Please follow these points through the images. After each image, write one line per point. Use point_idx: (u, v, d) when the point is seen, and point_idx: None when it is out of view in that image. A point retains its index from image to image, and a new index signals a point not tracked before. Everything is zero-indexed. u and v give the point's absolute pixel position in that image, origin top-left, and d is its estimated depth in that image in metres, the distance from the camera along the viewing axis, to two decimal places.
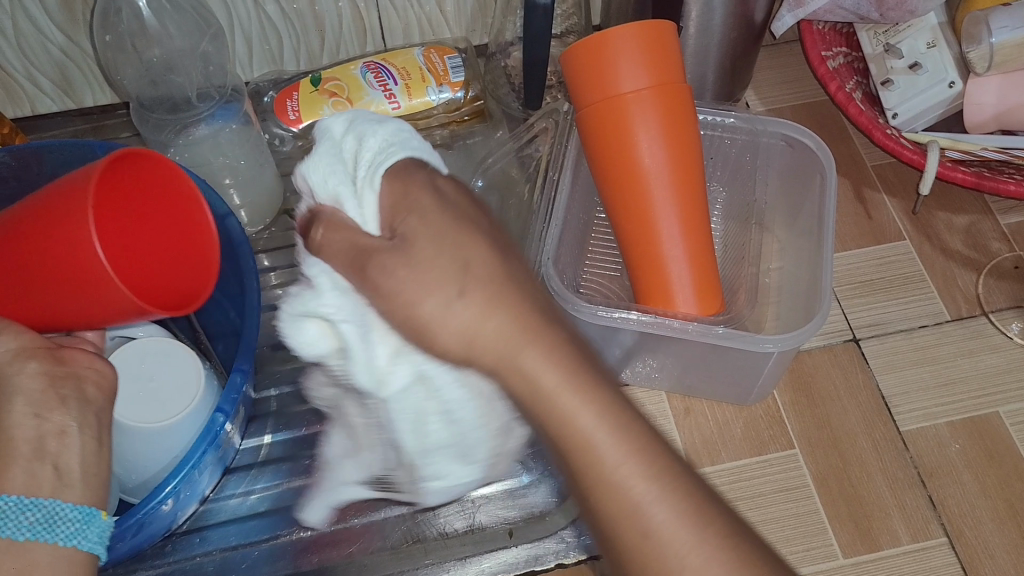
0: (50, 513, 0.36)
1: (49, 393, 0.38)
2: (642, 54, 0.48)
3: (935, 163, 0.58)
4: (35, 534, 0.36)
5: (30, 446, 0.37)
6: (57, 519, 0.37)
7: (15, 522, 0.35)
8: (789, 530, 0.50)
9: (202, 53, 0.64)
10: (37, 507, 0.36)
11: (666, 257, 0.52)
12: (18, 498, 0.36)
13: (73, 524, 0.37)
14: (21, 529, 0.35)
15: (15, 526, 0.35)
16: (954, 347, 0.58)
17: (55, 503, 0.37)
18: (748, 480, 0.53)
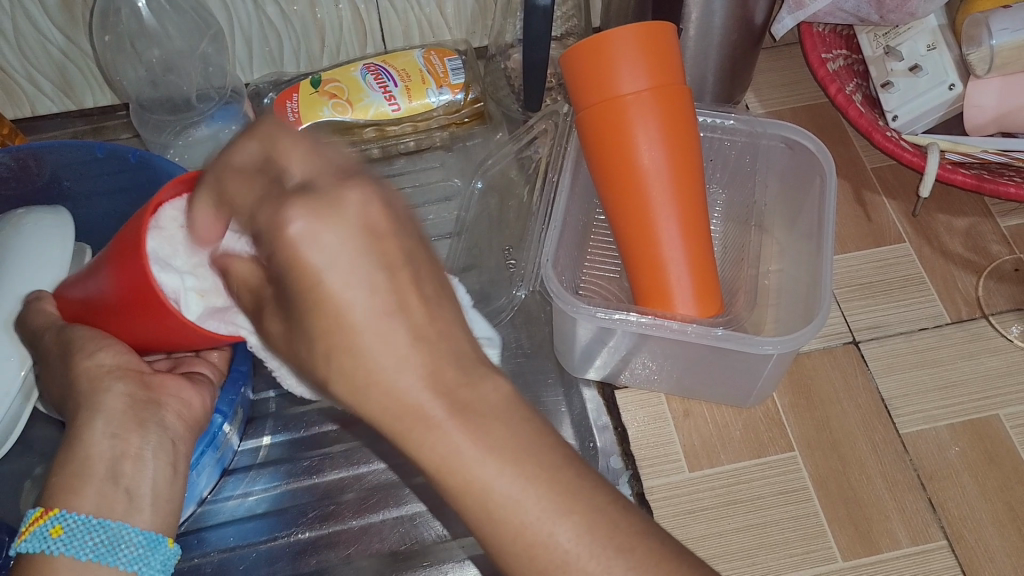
0: (115, 536, 0.37)
1: (128, 414, 0.41)
2: (640, 56, 0.48)
3: (935, 165, 0.57)
4: (99, 556, 0.37)
5: (102, 468, 0.39)
6: (121, 542, 0.38)
7: (80, 541, 0.37)
8: (725, 547, 0.50)
9: (202, 54, 0.65)
10: (103, 529, 0.37)
11: (666, 259, 0.52)
12: (87, 518, 0.37)
13: (138, 549, 0.38)
14: (85, 549, 0.37)
15: (79, 546, 0.37)
16: (954, 350, 0.58)
17: (121, 527, 0.38)
18: (683, 494, 0.52)
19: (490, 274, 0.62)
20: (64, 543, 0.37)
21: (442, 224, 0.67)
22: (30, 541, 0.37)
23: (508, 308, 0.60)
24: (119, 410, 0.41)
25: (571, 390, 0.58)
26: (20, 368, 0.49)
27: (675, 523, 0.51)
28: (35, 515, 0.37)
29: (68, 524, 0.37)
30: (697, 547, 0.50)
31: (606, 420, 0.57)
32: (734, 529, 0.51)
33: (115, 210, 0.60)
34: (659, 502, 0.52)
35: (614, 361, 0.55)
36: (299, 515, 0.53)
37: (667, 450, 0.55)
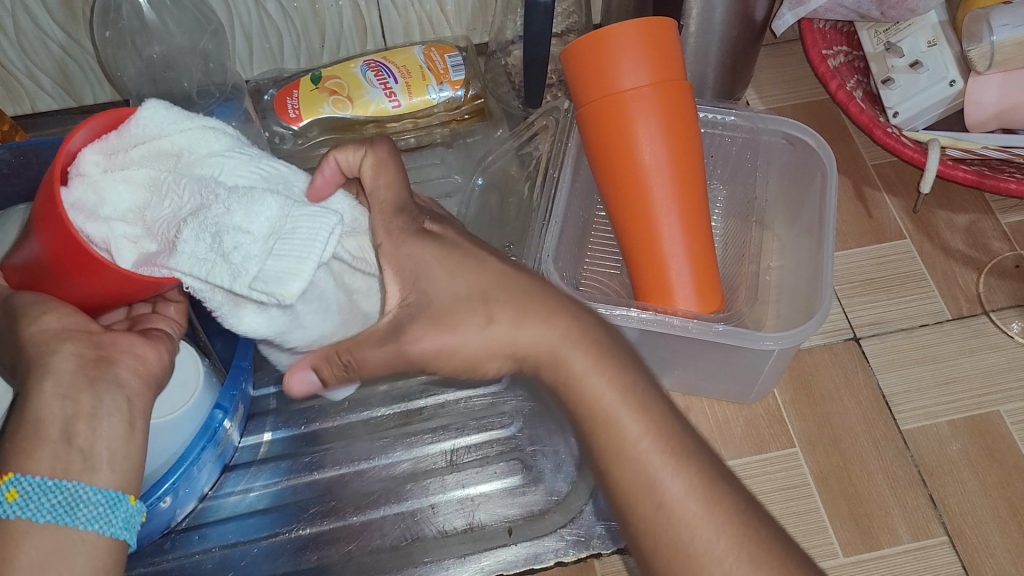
0: (74, 496, 0.37)
1: (79, 375, 0.39)
2: (641, 51, 0.48)
3: (936, 161, 0.57)
4: (56, 517, 0.36)
5: (56, 430, 0.38)
6: (79, 502, 0.37)
7: (37, 503, 0.36)
8: (815, 522, 0.51)
9: (202, 50, 0.65)
10: (59, 490, 0.36)
11: (667, 254, 0.52)
12: (41, 481, 0.36)
13: (96, 508, 0.37)
14: (41, 511, 0.36)
15: (36, 508, 0.36)
16: (955, 346, 0.58)
17: (77, 487, 0.37)
18: (780, 470, 0.53)
19: None
20: (20, 507, 0.36)
21: None
22: None
23: None
24: (69, 371, 0.39)
25: None
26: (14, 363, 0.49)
27: (779, 500, 0.52)
28: None
29: (23, 487, 0.36)
30: (798, 522, 0.51)
31: None
32: (784, 514, 0.51)
33: None
34: (755, 479, 0.53)
35: None
36: (300, 511, 0.53)
37: None
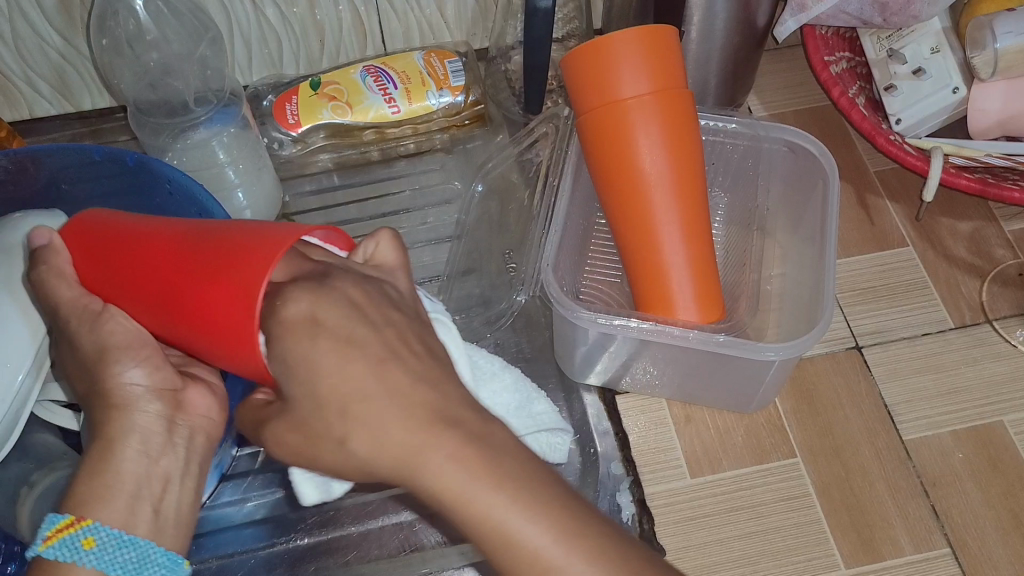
0: (143, 555, 0.34)
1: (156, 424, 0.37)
2: (642, 59, 0.47)
3: (939, 169, 0.57)
4: (127, 575, 0.34)
5: (131, 485, 0.35)
6: (147, 561, 0.34)
7: (110, 557, 0.34)
8: (724, 555, 0.50)
9: (199, 57, 0.64)
10: (133, 547, 0.34)
11: (668, 264, 0.51)
12: (120, 534, 0.34)
13: (161, 570, 0.35)
14: (115, 565, 0.34)
15: (111, 561, 0.34)
16: (958, 355, 0.58)
17: (149, 545, 0.34)
18: (684, 502, 0.52)
19: (490, 278, 0.62)
20: (96, 558, 0.33)
21: (441, 227, 0.67)
22: (57, 549, 0.33)
23: (508, 312, 0.59)
24: (155, 430, 0.36)
25: (571, 395, 0.58)
26: (16, 374, 0.46)
27: (677, 531, 0.51)
28: (63, 521, 0.34)
29: (101, 537, 0.34)
30: (697, 554, 0.50)
31: (607, 426, 0.56)
32: (736, 536, 0.50)
33: None
34: (673, 506, 0.52)
35: (616, 366, 0.55)
36: (297, 521, 0.53)
37: (668, 456, 0.54)
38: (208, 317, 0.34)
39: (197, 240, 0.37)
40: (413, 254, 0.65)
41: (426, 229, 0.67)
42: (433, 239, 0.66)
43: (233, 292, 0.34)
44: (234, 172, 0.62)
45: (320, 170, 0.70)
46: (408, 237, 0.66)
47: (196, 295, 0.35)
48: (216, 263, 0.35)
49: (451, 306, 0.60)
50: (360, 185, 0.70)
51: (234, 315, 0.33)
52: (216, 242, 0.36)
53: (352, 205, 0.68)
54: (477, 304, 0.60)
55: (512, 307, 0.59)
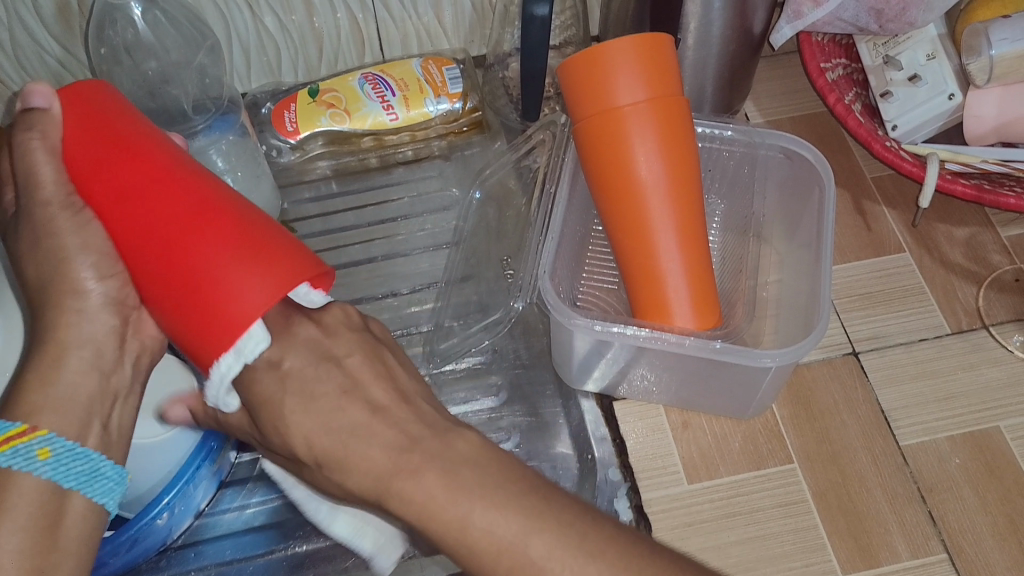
0: (94, 469, 0.41)
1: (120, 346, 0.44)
2: (638, 67, 0.48)
3: (935, 175, 0.57)
4: (80, 484, 0.40)
5: (85, 399, 0.42)
6: (97, 474, 0.41)
7: (65, 468, 0.39)
8: (722, 560, 0.50)
9: (198, 66, 0.64)
10: (84, 460, 0.40)
11: (665, 271, 0.51)
12: (71, 447, 0.40)
13: (108, 483, 0.41)
14: (68, 476, 0.39)
15: (65, 471, 0.39)
16: (955, 360, 0.58)
17: (98, 461, 0.41)
18: (681, 507, 0.52)
19: (489, 284, 0.62)
20: (54, 467, 0.39)
21: (440, 235, 0.67)
22: (15, 456, 0.38)
23: (505, 320, 0.59)
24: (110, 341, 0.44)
25: (569, 401, 0.58)
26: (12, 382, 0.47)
27: (675, 537, 0.51)
28: (17, 431, 0.38)
29: (55, 449, 0.39)
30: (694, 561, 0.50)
31: (604, 432, 0.57)
32: (733, 542, 0.50)
33: None
34: (672, 511, 0.52)
35: (613, 373, 0.55)
36: (296, 527, 0.53)
37: (666, 462, 0.54)
38: (201, 267, 0.39)
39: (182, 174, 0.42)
40: (410, 261, 0.66)
41: (425, 236, 0.67)
42: (430, 245, 0.67)
43: (236, 259, 0.40)
44: (234, 179, 0.62)
45: (318, 177, 0.70)
46: (405, 243, 0.67)
47: (195, 229, 0.40)
48: (216, 220, 0.40)
49: (449, 313, 0.61)
50: (358, 192, 0.70)
51: (226, 274, 0.39)
52: (226, 209, 0.41)
53: (350, 213, 0.69)
54: (475, 311, 0.60)
55: (510, 314, 0.59)
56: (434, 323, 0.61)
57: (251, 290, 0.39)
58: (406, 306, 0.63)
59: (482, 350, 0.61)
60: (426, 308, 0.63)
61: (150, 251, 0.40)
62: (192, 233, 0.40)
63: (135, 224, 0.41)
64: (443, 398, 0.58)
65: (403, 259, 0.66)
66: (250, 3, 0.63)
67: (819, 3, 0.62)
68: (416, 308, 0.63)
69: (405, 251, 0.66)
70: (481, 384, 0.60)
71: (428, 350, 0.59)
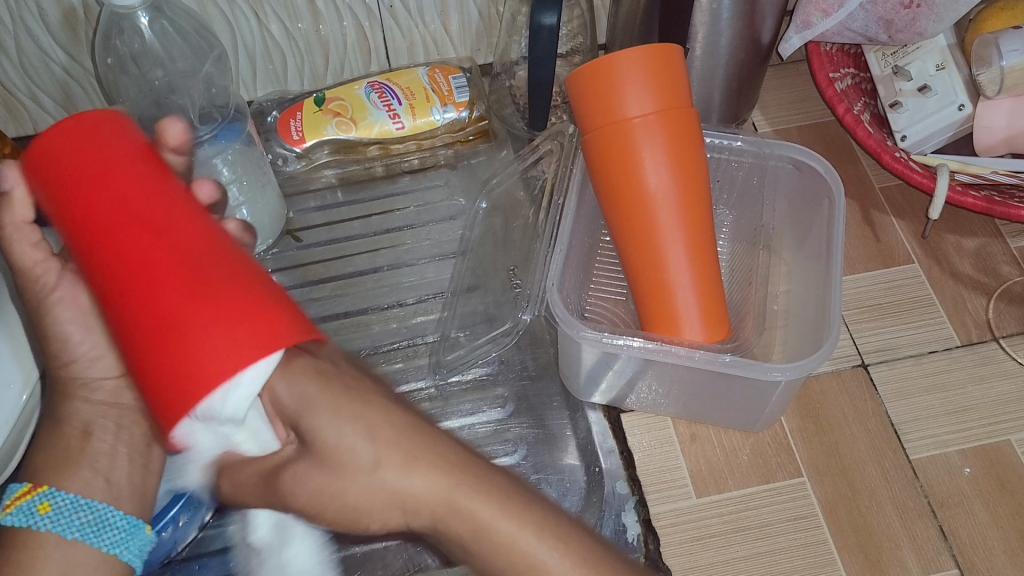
0: (101, 517, 0.43)
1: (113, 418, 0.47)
2: (647, 79, 0.47)
3: (945, 187, 0.57)
4: (84, 535, 0.42)
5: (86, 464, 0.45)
6: (108, 524, 0.43)
7: (67, 520, 0.42)
8: None
9: (205, 75, 0.63)
10: (90, 510, 0.43)
11: (673, 283, 0.51)
12: (74, 499, 0.43)
13: (120, 533, 0.43)
14: (71, 528, 0.42)
15: (66, 524, 0.42)
16: (965, 373, 0.57)
17: (107, 510, 0.44)
18: (689, 522, 0.52)
19: (496, 295, 0.62)
20: (52, 521, 0.42)
21: (446, 245, 0.67)
22: (16, 515, 0.42)
23: (512, 332, 0.58)
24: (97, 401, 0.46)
25: (577, 413, 0.58)
26: (19, 396, 0.48)
27: (684, 551, 0.50)
28: (23, 490, 0.43)
29: (56, 502, 0.42)
30: None
31: (612, 444, 0.56)
32: (742, 556, 0.50)
33: None
34: (681, 525, 0.52)
35: (620, 385, 0.55)
36: None
37: (674, 475, 0.54)
38: (174, 320, 0.33)
39: (175, 216, 0.37)
40: (417, 271, 0.65)
41: (430, 246, 0.67)
42: (436, 255, 0.66)
43: (207, 312, 0.32)
44: (238, 189, 0.61)
45: (324, 186, 0.70)
46: (411, 253, 0.66)
47: (176, 267, 0.34)
48: (201, 265, 0.34)
49: (455, 323, 0.60)
50: (365, 201, 0.70)
51: (189, 329, 0.32)
52: (215, 259, 0.35)
53: (356, 221, 0.68)
54: (482, 321, 0.60)
55: (517, 326, 0.58)
56: (440, 333, 0.60)
57: (215, 345, 0.32)
58: (412, 316, 0.63)
59: (488, 361, 0.61)
60: (431, 318, 0.63)
61: (121, 289, 0.35)
62: (167, 277, 0.34)
63: (112, 258, 0.36)
64: (448, 409, 0.58)
65: (409, 269, 0.65)
66: (256, 11, 0.63)
67: (829, 13, 0.62)
68: (423, 318, 0.63)
69: (411, 260, 0.66)
70: (488, 395, 0.59)
71: (435, 360, 0.59)
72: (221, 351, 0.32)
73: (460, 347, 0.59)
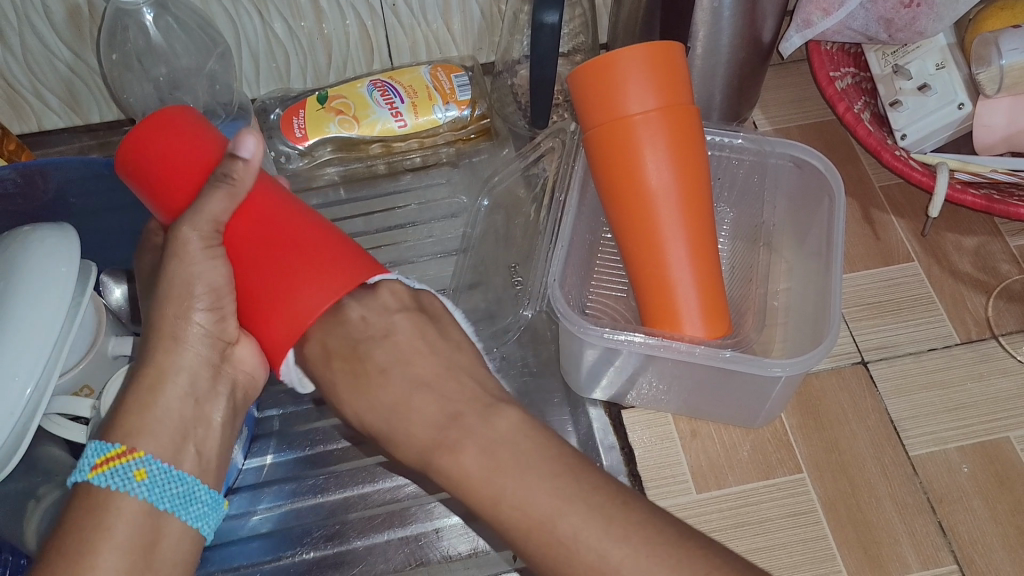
0: (188, 491, 0.43)
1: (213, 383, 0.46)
2: (649, 76, 0.48)
3: (945, 184, 0.57)
4: (174, 506, 0.42)
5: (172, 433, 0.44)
6: (192, 498, 0.43)
7: (160, 490, 0.41)
8: None
9: (209, 71, 0.65)
10: (180, 482, 0.42)
11: (674, 279, 0.51)
12: (168, 470, 0.42)
13: (203, 507, 0.43)
14: (163, 498, 0.41)
15: (159, 495, 0.41)
16: (963, 371, 0.58)
17: (194, 484, 0.43)
18: (689, 517, 0.52)
19: (497, 292, 0.62)
20: (146, 488, 0.41)
21: (448, 242, 0.67)
22: (111, 477, 0.40)
23: (514, 327, 0.59)
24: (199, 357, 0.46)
25: (577, 409, 0.58)
26: (24, 389, 0.46)
27: None
28: (115, 452, 0.41)
29: (151, 470, 0.41)
30: None
31: (613, 440, 0.57)
32: (742, 552, 0.50)
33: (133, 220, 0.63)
34: (681, 521, 0.52)
35: (621, 381, 0.55)
36: (304, 534, 0.53)
37: (675, 471, 0.54)
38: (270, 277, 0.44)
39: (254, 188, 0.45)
40: (418, 268, 0.66)
41: (432, 244, 0.67)
42: (438, 253, 0.67)
43: (311, 272, 0.43)
44: None
45: (327, 183, 0.71)
46: (413, 251, 0.67)
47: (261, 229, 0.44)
48: (299, 233, 0.44)
49: None
50: (368, 199, 0.70)
51: (299, 286, 0.43)
52: (304, 228, 0.45)
53: (358, 219, 0.69)
54: (483, 318, 0.61)
55: (519, 321, 0.58)
56: None
57: (322, 297, 0.43)
58: None
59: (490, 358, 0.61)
60: None
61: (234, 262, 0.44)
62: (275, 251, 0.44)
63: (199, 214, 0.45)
64: None
65: (411, 266, 0.66)
66: (260, 9, 0.63)
67: (829, 12, 0.62)
68: None
69: (414, 258, 0.66)
70: None
71: None
72: (325, 301, 0.43)
73: None
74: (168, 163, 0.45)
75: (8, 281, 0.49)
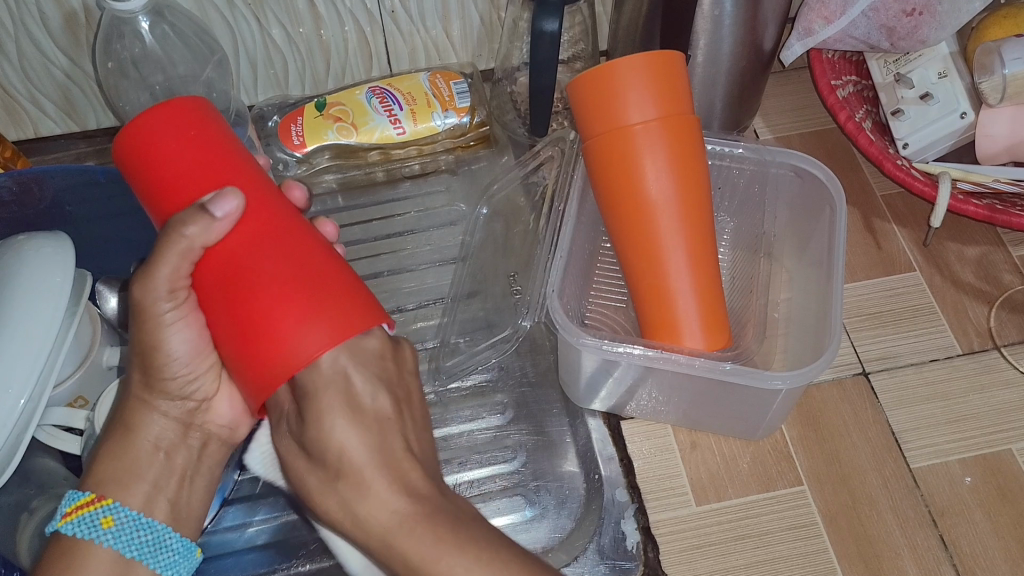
0: (158, 538, 0.44)
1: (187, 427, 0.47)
2: (649, 86, 0.47)
3: (947, 195, 0.57)
4: (141, 554, 0.43)
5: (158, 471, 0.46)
6: (162, 545, 0.44)
7: (126, 537, 0.43)
8: None
9: (206, 79, 0.64)
10: (149, 529, 0.44)
11: (675, 290, 0.51)
12: (136, 517, 0.44)
13: (173, 554, 0.44)
14: (129, 546, 0.42)
15: (124, 542, 0.42)
16: (966, 382, 0.57)
17: (164, 531, 0.44)
18: (688, 530, 0.51)
19: (496, 301, 0.62)
20: (113, 535, 0.42)
21: (446, 250, 0.67)
22: (77, 525, 0.42)
23: (513, 338, 0.57)
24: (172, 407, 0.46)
25: (576, 420, 0.58)
26: (18, 399, 0.46)
27: (683, 559, 0.50)
28: (84, 500, 0.43)
29: (118, 517, 0.43)
30: None
31: (612, 451, 0.56)
32: (742, 565, 0.50)
33: (129, 228, 0.63)
34: (679, 534, 0.51)
35: (620, 392, 0.55)
36: (299, 547, 0.52)
37: (674, 483, 0.54)
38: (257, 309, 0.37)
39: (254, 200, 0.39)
40: (416, 277, 0.65)
41: (431, 252, 0.67)
42: (437, 261, 0.66)
43: (308, 306, 0.37)
44: None
45: (325, 190, 0.70)
46: (411, 258, 0.66)
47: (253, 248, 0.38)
48: (301, 256, 0.38)
49: (455, 329, 0.60)
50: (365, 207, 0.70)
51: (291, 322, 0.36)
52: (308, 252, 0.38)
53: (357, 227, 0.68)
54: (481, 328, 0.60)
55: (518, 333, 0.57)
56: (440, 339, 0.60)
57: (316, 340, 0.36)
58: (412, 322, 0.63)
59: (488, 367, 0.61)
60: (431, 324, 0.63)
61: (223, 277, 0.38)
62: (272, 273, 0.37)
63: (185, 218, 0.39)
64: (447, 416, 0.58)
65: (409, 275, 0.65)
66: (258, 16, 0.63)
67: (830, 20, 0.62)
68: (422, 324, 0.63)
69: (411, 266, 0.66)
70: (487, 402, 0.59)
71: (434, 366, 0.58)
72: (317, 343, 0.36)
73: (459, 354, 0.59)
74: (166, 166, 0.39)
75: (7, 289, 0.48)
